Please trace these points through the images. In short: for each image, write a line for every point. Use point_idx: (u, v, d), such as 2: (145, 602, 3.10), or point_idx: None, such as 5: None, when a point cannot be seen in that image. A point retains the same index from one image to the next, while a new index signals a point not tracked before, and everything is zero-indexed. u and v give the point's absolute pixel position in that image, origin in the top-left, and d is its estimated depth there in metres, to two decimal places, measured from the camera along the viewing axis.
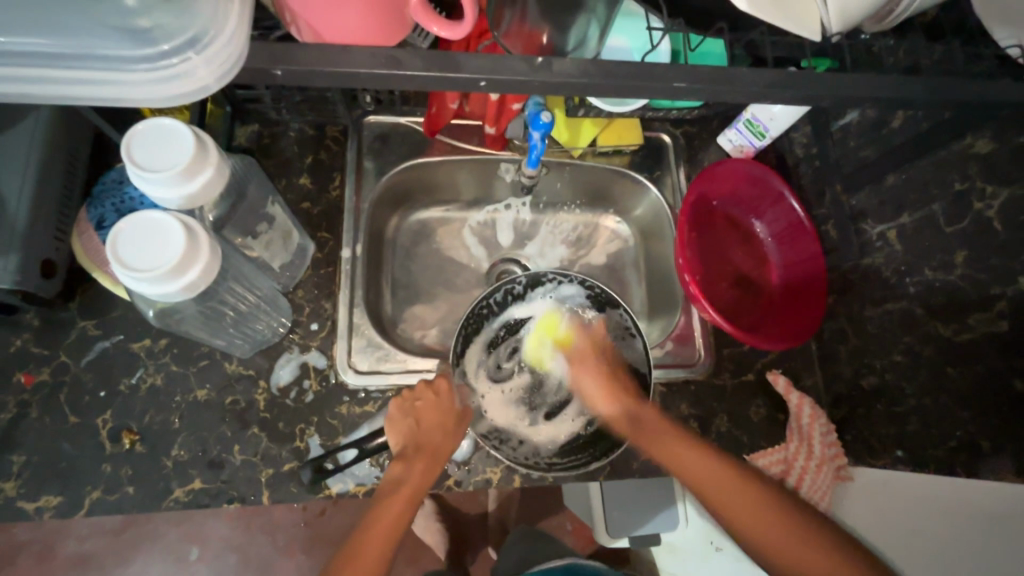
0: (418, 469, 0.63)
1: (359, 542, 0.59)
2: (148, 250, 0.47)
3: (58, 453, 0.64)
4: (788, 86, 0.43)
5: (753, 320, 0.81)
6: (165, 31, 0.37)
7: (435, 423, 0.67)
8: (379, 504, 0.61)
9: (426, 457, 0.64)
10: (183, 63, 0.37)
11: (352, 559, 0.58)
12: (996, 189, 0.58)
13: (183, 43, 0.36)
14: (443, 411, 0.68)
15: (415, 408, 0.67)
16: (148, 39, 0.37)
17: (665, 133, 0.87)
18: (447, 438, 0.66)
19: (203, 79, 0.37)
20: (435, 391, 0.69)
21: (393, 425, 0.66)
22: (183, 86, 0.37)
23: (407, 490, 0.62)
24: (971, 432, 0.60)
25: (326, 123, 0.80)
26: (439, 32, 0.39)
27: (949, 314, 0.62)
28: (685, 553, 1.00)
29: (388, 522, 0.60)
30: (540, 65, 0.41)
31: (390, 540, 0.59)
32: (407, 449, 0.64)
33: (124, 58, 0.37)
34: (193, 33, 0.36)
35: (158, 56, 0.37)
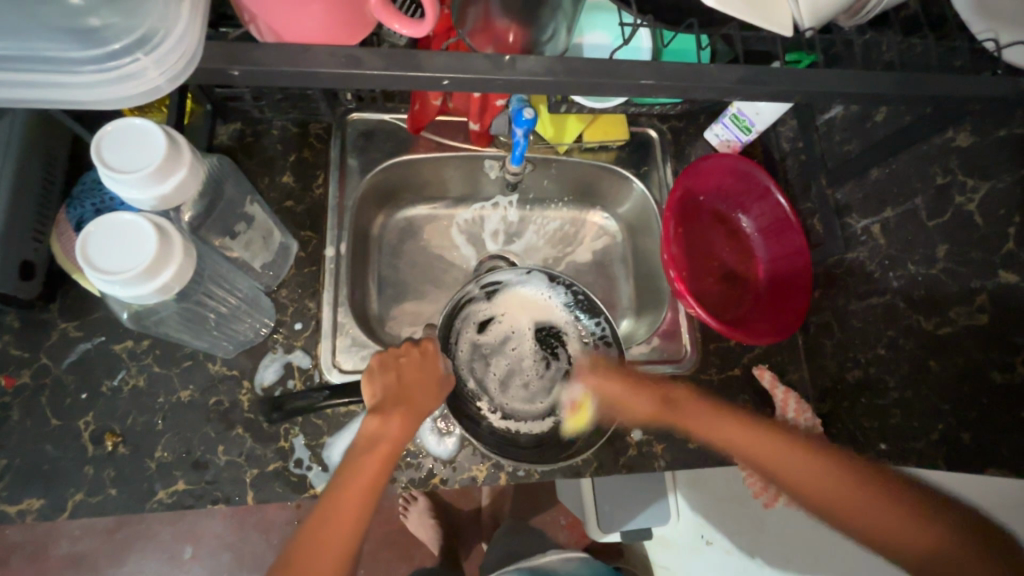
0: (395, 423, 0.59)
1: (336, 500, 0.54)
2: (118, 254, 0.46)
3: (41, 456, 0.64)
4: (758, 81, 0.43)
5: (739, 314, 0.81)
6: (114, 30, 0.36)
7: (419, 378, 0.64)
8: (354, 462, 0.56)
9: (405, 411, 0.60)
10: (131, 64, 0.36)
11: (327, 524, 0.52)
12: (978, 182, 0.58)
13: (131, 43, 0.36)
14: (429, 372, 0.65)
15: (398, 364, 0.63)
16: (96, 39, 0.36)
17: (651, 127, 0.87)
18: (427, 398, 0.63)
19: (153, 80, 0.37)
20: (420, 351, 0.66)
21: (371, 380, 0.61)
22: (132, 88, 0.37)
23: (387, 447, 0.57)
24: (951, 425, 0.60)
25: (309, 121, 0.79)
26: (401, 30, 0.39)
27: (931, 307, 0.62)
28: (676, 547, 1.01)
29: (368, 482, 0.55)
30: (504, 63, 0.40)
31: (369, 500, 0.55)
32: (383, 403, 0.60)
33: (70, 59, 0.36)
34: (144, 33, 0.36)
35: (106, 57, 0.36)
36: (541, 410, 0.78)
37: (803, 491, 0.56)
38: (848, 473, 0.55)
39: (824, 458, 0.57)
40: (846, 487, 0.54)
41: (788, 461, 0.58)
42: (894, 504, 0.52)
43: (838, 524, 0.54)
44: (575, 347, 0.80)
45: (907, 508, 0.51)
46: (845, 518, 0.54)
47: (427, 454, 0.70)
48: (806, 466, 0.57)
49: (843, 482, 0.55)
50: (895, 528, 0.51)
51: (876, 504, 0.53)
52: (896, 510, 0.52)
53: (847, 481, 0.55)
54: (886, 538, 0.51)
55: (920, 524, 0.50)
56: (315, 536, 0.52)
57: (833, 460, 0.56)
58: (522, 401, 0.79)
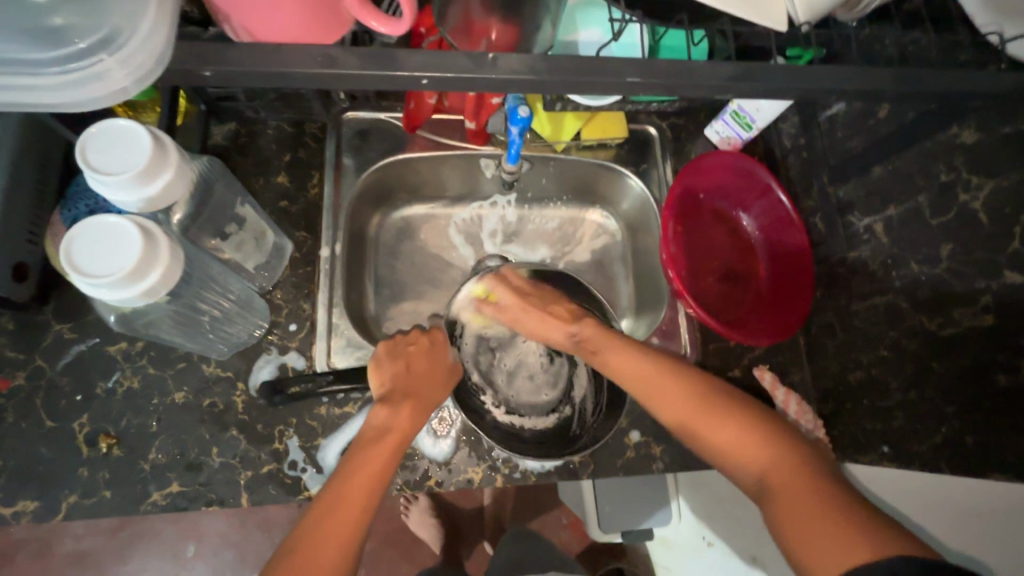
0: (405, 412, 0.60)
1: (343, 482, 0.51)
2: (103, 256, 0.46)
3: (36, 458, 0.64)
4: (753, 78, 0.42)
5: (739, 315, 0.80)
6: (79, 31, 0.36)
7: (424, 368, 0.66)
8: (366, 442, 0.56)
9: (414, 401, 0.61)
10: (96, 65, 0.36)
11: (337, 508, 0.49)
12: (982, 180, 0.57)
13: (97, 44, 0.35)
14: (433, 363, 0.67)
15: (405, 353, 0.66)
16: (61, 40, 0.36)
17: (651, 125, 0.85)
18: (435, 389, 0.65)
19: (119, 81, 0.36)
20: (429, 340, 0.69)
21: (381, 367, 0.63)
22: (98, 89, 0.36)
23: (396, 435, 0.57)
24: (954, 429, 0.59)
25: (304, 121, 0.78)
26: (379, 28, 0.38)
27: (935, 308, 0.61)
28: (678, 549, 1.00)
29: (378, 466, 0.53)
30: (491, 62, 0.39)
31: (378, 484, 0.52)
32: (391, 394, 0.61)
33: (34, 61, 0.35)
34: (109, 33, 0.35)
35: (71, 59, 0.35)
36: (545, 406, 0.78)
37: (680, 419, 0.57)
38: (718, 400, 0.56)
39: (699, 385, 0.58)
40: (707, 415, 0.55)
41: (667, 388, 0.59)
42: (752, 430, 0.53)
43: (704, 446, 0.55)
44: None
45: (753, 433, 0.52)
46: (706, 442, 0.55)
47: (422, 456, 0.70)
48: (682, 392, 0.58)
49: (703, 409, 0.56)
50: (739, 448, 0.52)
51: (723, 430, 0.54)
52: (748, 435, 0.52)
53: (716, 409, 0.55)
54: (736, 460, 0.53)
55: (768, 447, 0.51)
56: (324, 516, 0.48)
57: (763, 425, 0.53)
58: (527, 396, 0.78)
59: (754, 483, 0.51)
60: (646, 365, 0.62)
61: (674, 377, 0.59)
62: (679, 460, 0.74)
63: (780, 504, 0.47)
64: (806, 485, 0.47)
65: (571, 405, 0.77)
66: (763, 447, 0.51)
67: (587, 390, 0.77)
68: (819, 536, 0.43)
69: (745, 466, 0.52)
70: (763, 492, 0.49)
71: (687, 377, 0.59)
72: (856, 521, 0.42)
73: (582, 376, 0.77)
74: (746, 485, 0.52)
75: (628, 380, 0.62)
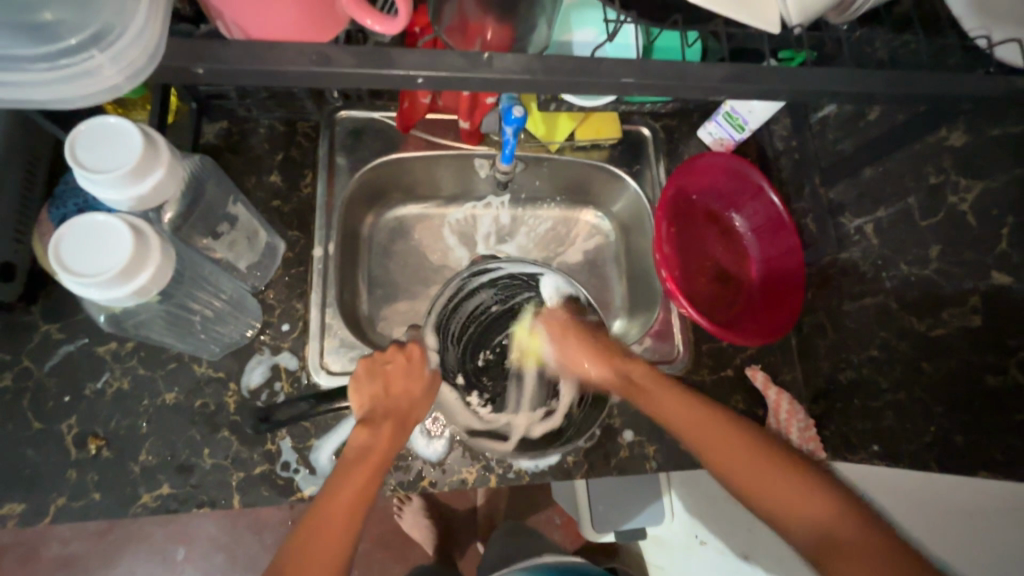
0: (385, 434, 0.59)
1: (321, 513, 0.52)
2: (92, 256, 0.45)
3: (22, 460, 0.63)
4: (744, 80, 0.42)
5: (731, 315, 0.80)
6: (67, 25, 0.34)
7: (403, 388, 0.64)
8: (342, 471, 0.55)
9: (394, 422, 0.61)
10: (87, 61, 0.35)
11: (316, 538, 0.50)
12: (970, 182, 0.58)
13: (87, 40, 0.35)
14: (414, 379, 0.65)
15: (385, 372, 0.64)
16: (47, 34, 0.34)
17: (644, 126, 0.86)
18: (415, 407, 0.64)
19: (112, 78, 0.35)
20: (406, 356, 0.66)
21: (359, 389, 0.62)
22: (88, 87, 0.35)
23: (376, 457, 0.57)
24: (945, 427, 0.59)
25: (296, 119, 0.78)
26: (373, 26, 0.38)
27: (924, 308, 0.62)
28: (671, 548, 1.01)
29: (355, 492, 0.54)
30: (482, 61, 0.39)
31: (359, 508, 0.53)
32: (373, 414, 0.60)
33: (20, 56, 0.34)
34: (99, 29, 0.35)
35: (58, 55, 0.34)
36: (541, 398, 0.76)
37: (744, 476, 0.56)
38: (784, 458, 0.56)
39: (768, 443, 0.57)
40: (785, 482, 0.54)
41: (721, 434, 0.59)
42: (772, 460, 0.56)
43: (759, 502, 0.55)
44: None
45: (818, 490, 0.53)
46: (762, 492, 0.54)
47: (416, 457, 0.70)
48: (754, 455, 0.56)
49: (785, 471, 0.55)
50: (801, 500, 0.52)
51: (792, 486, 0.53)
52: (824, 495, 0.52)
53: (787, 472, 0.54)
54: (795, 516, 0.52)
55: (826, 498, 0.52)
56: (311, 544, 0.50)
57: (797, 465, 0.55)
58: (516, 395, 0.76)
59: (813, 543, 0.51)
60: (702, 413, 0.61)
61: (732, 428, 0.59)
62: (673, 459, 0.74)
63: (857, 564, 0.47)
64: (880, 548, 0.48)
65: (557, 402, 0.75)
66: (832, 501, 0.52)
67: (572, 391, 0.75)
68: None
69: (805, 518, 0.52)
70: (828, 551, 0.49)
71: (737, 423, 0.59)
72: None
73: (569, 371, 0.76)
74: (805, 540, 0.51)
75: (682, 419, 0.61)
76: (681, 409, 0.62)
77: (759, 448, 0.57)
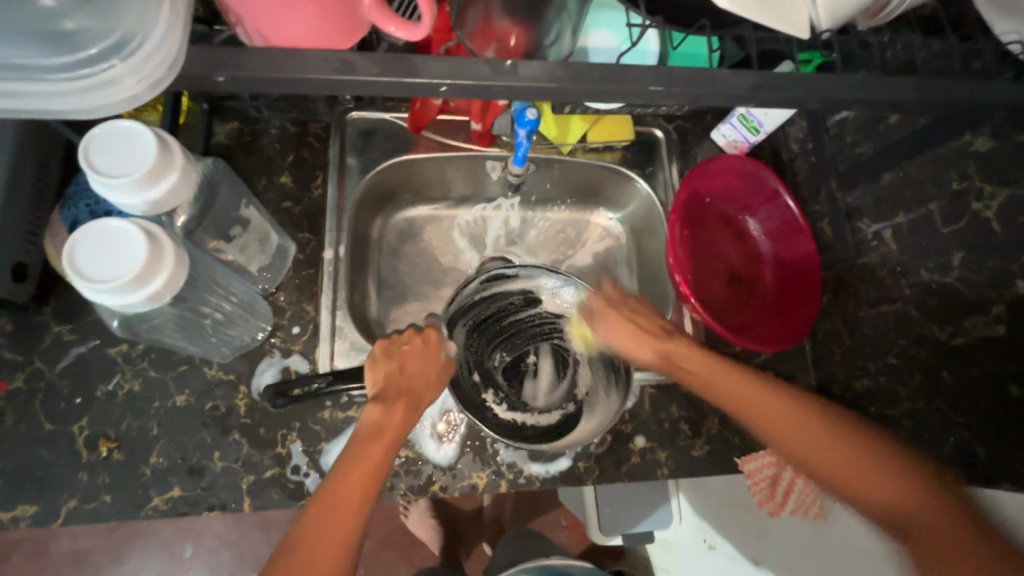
0: (398, 412, 0.58)
1: (336, 493, 0.51)
2: (106, 260, 0.45)
3: (34, 461, 0.63)
4: (771, 89, 0.41)
5: (745, 319, 0.79)
6: (89, 34, 0.34)
7: (419, 367, 0.64)
8: (356, 449, 0.55)
9: (406, 402, 0.60)
10: (107, 71, 0.34)
11: (331, 515, 0.50)
12: (996, 189, 0.56)
13: (107, 49, 0.34)
14: (431, 361, 0.65)
15: (402, 351, 0.64)
16: (66, 44, 0.33)
17: (657, 127, 0.85)
18: (427, 389, 0.63)
19: (133, 88, 0.35)
20: (423, 339, 0.66)
21: (374, 366, 0.61)
22: (110, 96, 0.35)
23: (388, 435, 0.56)
24: (965, 439, 0.59)
25: (307, 120, 0.77)
26: (396, 33, 0.38)
27: (945, 316, 0.61)
28: (679, 551, 1.01)
29: (370, 469, 0.53)
30: (504, 70, 0.39)
31: (369, 493, 0.52)
32: (386, 393, 0.59)
33: (43, 67, 0.34)
34: (120, 39, 0.34)
35: (76, 64, 0.34)
36: (557, 400, 0.79)
37: (800, 453, 0.55)
38: (859, 439, 0.53)
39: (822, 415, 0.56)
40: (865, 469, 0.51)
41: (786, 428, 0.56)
42: (829, 432, 0.55)
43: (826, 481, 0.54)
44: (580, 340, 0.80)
45: (874, 461, 0.51)
46: (836, 475, 0.53)
47: (426, 462, 0.69)
48: (814, 431, 0.55)
49: (827, 437, 0.54)
50: (869, 480, 0.51)
51: (853, 468, 0.52)
52: (898, 474, 0.50)
53: (841, 439, 0.54)
54: (869, 491, 0.51)
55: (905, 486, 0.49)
56: (319, 531, 0.49)
57: (851, 434, 0.54)
58: (532, 394, 0.79)
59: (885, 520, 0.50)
60: (772, 400, 0.59)
61: (787, 404, 0.58)
62: (685, 466, 0.73)
63: (924, 555, 0.45)
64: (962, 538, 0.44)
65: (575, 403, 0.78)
66: (896, 476, 0.50)
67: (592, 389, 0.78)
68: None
69: (881, 501, 0.50)
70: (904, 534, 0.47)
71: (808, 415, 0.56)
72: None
73: (585, 373, 0.78)
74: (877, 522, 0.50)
75: (735, 407, 0.60)
76: (726, 388, 0.61)
77: (813, 423, 0.56)
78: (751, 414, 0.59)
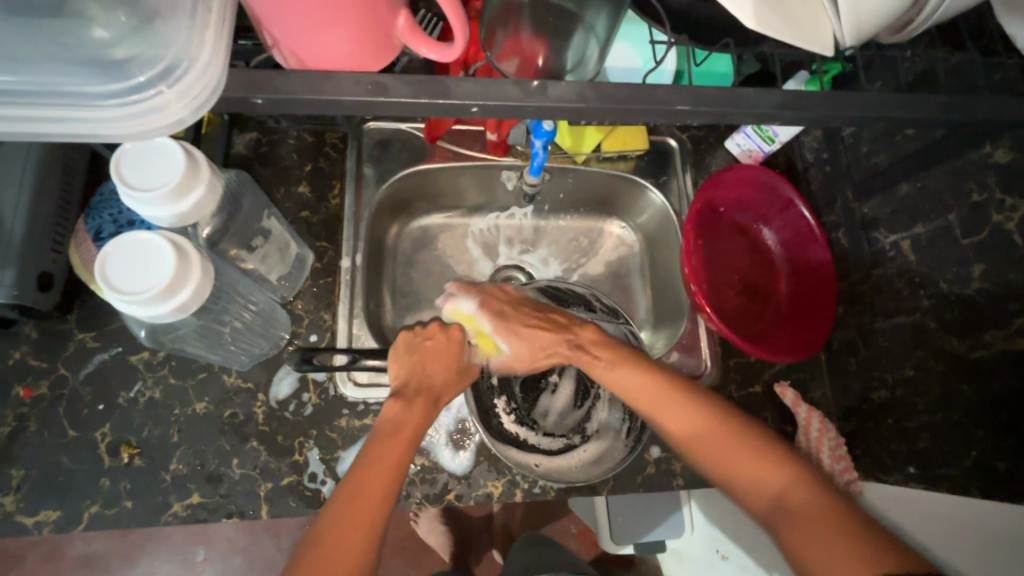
0: (418, 409, 0.60)
1: (360, 485, 0.51)
2: (135, 272, 0.46)
3: (57, 466, 0.64)
4: (793, 107, 0.42)
5: (761, 330, 0.79)
6: (138, 61, 0.35)
7: (440, 362, 0.66)
8: (379, 441, 0.56)
9: (426, 397, 0.61)
10: (154, 97, 0.35)
11: (354, 505, 0.50)
12: (1015, 201, 0.56)
13: (155, 76, 0.35)
14: (450, 359, 0.67)
15: (424, 346, 0.66)
16: (117, 71, 0.35)
17: (671, 137, 0.85)
18: (446, 386, 0.64)
19: (178, 112, 0.36)
20: (446, 334, 0.68)
21: (396, 359, 0.63)
22: (155, 121, 0.36)
23: (409, 430, 0.57)
24: (986, 452, 0.57)
25: (325, 130, 0.79)
26: (428, 54, 0.40)
27: (965, 329, 0.60)
28: (691, 560, 1.00)
29: (393, 461, 0.54)
30: (534, 90, 0.39)
31: (392, 482, 0.53)
32: (406, 390, 0.61)
33: (93, 94, 0.35)
34: (167, 65, 0.35)
35: (125, 92, 0.35)
36: (566, 427, 0.78)
37: (703, 448, 0.57)
38: (752, 435, 0.56)
39: (722, 412, 0.58)
40: (762, 463, 0.54)
41: (694, 426, 0.58)
42: (726, 430, 0.57)
43: (721, 474, 0.56)
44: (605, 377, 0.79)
45: (766, 456, 0.55)
46: (732, 466, 0.55)
47: (442, 470, 0.69)
48: (709, 425, 0.58)
49: (723, 434, 0.57)
50: (758, 469, 0.54)
51: (746, 461, 0.55)
52: (782, 465, 0.54)
53: (737, 435, 0.56)
54: (757, 481, 0.54)
55: (798, 476, 0.53)
56: (340, 524, 0.49)
57: (748, 431, 0.57)
58: (545, 415, 0.78)
59: (766, 507, 0.53)
60: (670, 395, 0.60)
61: (687, 399, 0.59)
62: (699, 477, 0.73)
63: (804, 535, 0.49)
64: (841, 523, 0.48)
65: (581, 437, 0.77)
66: (784, 471, 0.53)
67: (603, 425, 0.77)
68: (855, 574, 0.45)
69: (764, 490, 0.53)
70: (786, 520, 0.51)
71: (716, 412, 0.58)
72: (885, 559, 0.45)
73: (602, 410, 0.77)
74: (761, 509, 0.53)
75: (641, 399, 0.61)
76: (636, 381, 0.62)
77: (712, 418, 0.58)
78: (657, 407, 0.60)
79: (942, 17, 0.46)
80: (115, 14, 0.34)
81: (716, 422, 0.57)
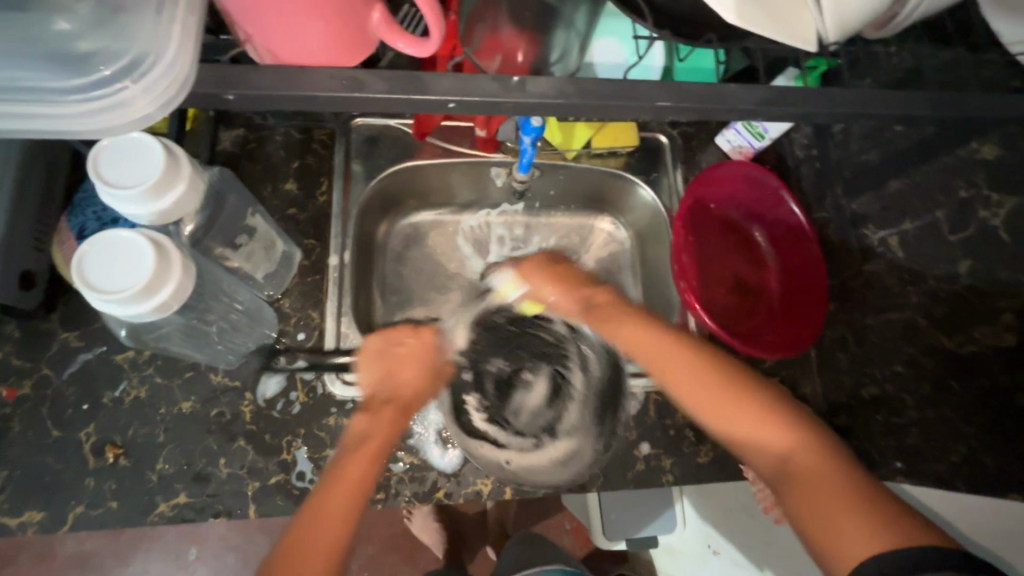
0: (383, 421, 0.58)
1: (321, 501, 0.52)
2: (118, 271, 0.45)
3: (41, 467, 0.63)
4: (779, 103, 0.41)
5: (751, 326, 0.79)
6: (104, 56, 0.34)
7: (411, 367, 0.64)
8: (343, 460, 0.55)
9: (394, 407, 0.60)
10: (120, 92, 0.35)
11: (324, 518, 0.51)
12: (1004, 197, 0.58)
13: (121, 70, 0.34)
14: (425, 365, 0.65)
15: (395, 353, 0.64)
16: (84, 66, 0.34)
17: (661, 133, 0.85)
18: (415, 393, 0.63)
19: (143, 107, 0.35)
20: (418, 340, 0.66)
21: (368, 366, 0.62)
22: (122, 117, 0.35)
23: (374, 445, 0.56)
24: (975, 449, 0.59)
25: (313, 126, 0.78)
26: (405, 49, 0.39)
27: (952, 325, 0.62)
28: (683, 555, 1.00)
29: (356, 477, 0.54)
30: (514, 85, 0.39)
31: (360, 496, 0.53)
32: (373, 402, 0.60)
33: (58, 90, 0.34)
34: (133, 59, 0.34)
35: (91, 87, 0.34)
36: (536, 427, 0.77)
37: (709, 408, 0.56)
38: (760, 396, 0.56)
39: (729, 374, 0.57)
40: (773, 422, 0.54)
41: (703, 382, 0.57)
42: (734, 390, 0.56)
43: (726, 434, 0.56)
44: (579, 377, 0.79)
45: (773, 418, 0.54)
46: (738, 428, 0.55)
47: (431, 468, 0.69)
48: (717, 384, 0.56)
49: (730, 394, 0.56)
50: (765, 431, 0.54)
51: (754, 422, 0.54)
52: (787, 428, 0.53)
53: (745, 395, 0.56)
54: (762, 444, 0.54)
55: (805, 438, 0.53)
56: (304, 540, 0.50)
57: (756, 392, 0.56)
58: (519, 413, 0.78)
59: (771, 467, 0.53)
60: (680, 356, 0.59)
61: (696, 361, 0.58)
62: (689, 474, 0.73)
63: (809, 497, 0.50)
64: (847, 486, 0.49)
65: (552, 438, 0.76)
66: (792, 433, 0.53)
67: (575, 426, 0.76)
68: (856, 537, 0.46)
69: (771, 452, 0.53)
70: (789, 481, 0.51)
71: (725, 369, 0.57)
72: (887, 526, 0.46)
73: (573, 414, 0.77)
74: (766, 470, 0.54)
75: (651, 359, 0.60)
76: (646, 342, 0.61)
77: (720, 379, 0.57)
78: (666, 368, 0.59)
79: (927, 13, 0.46)
80: (81, 10, 0.34)
81: (725, 382, 0.57)
